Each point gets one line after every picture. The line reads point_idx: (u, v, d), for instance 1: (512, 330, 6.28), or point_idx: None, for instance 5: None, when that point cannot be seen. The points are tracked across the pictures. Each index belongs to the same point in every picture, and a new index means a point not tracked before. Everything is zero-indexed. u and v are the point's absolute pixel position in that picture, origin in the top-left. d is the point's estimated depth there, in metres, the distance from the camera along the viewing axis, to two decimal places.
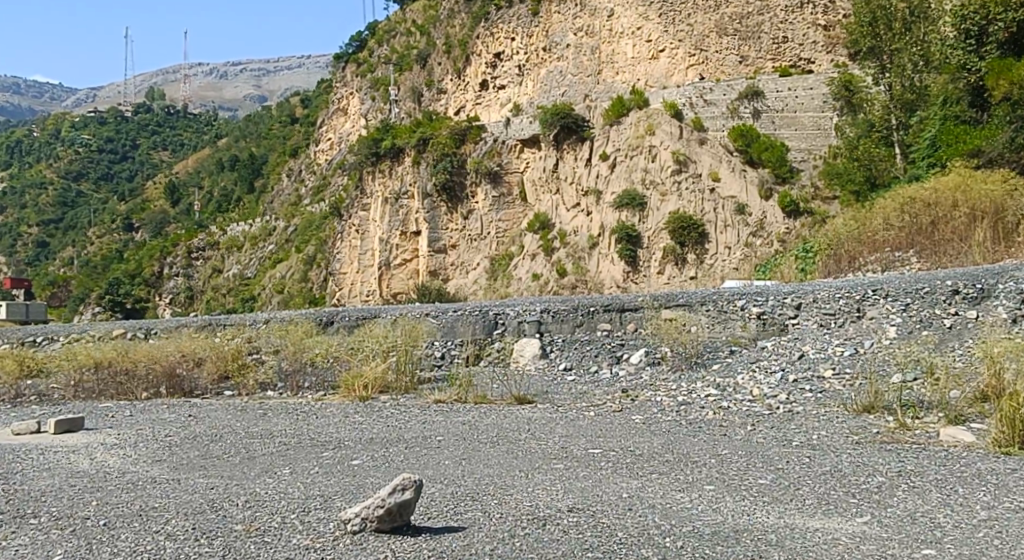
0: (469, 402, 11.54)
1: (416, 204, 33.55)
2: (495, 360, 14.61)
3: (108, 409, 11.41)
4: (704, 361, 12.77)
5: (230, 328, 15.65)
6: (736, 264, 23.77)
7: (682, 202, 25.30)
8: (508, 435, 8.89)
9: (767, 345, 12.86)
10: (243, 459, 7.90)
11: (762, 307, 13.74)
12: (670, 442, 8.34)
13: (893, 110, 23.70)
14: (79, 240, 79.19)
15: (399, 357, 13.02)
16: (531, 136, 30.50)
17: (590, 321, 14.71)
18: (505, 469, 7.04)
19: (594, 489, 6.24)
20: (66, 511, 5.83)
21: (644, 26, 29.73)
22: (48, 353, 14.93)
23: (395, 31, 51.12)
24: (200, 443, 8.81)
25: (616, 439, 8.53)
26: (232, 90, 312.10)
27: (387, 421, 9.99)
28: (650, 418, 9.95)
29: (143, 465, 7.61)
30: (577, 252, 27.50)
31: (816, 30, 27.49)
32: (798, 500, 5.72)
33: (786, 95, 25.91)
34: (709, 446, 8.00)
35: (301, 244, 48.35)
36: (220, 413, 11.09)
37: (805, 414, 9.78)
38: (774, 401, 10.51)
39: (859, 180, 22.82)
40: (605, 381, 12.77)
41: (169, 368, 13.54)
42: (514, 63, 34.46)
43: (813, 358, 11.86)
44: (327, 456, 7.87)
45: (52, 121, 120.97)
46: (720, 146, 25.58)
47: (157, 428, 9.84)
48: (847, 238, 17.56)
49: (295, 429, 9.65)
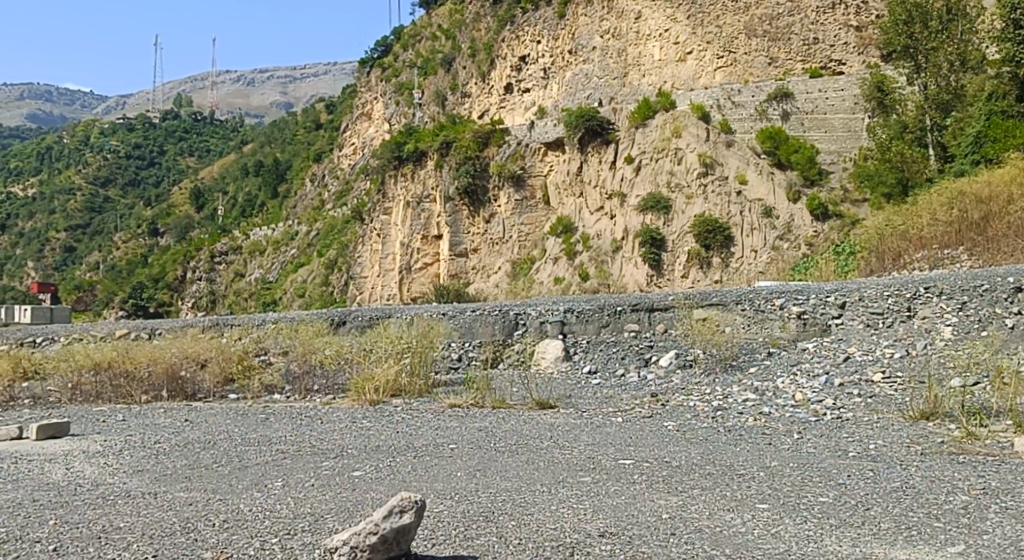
0: (488, 406, 10.71)
1: (438, 207, 32.83)
2: (515, 362, 13.75)
3: (100, 413, 10.62)
4: (740, 364, 11.87)
5: (237, 328, 14.93)
6: (763, 267, 22.79)
7: (707, 205, 24.41)
8: (529, 443, 8.05)
9: (809, 346, 11.94)
10: (233, 468, 7.11)
11: (803, 306, 12.81)
12: (710, 452, 7.45)
13: (927, 110, 23.13)
14: (105, 245, 79.11)
15: (412, 359, 12.22)
16: (555, 139, 29.59)
17: (617, 322, 13.86)
18: (525, 483, 6.18)
19: (631, 508, 5.40)
20: (16, 532, 5.04)
21: (672, 28, 28.85)
22: (46, 353, 14.22)
23: (419, 36, 50.54)
24: (191, 450, 8.03)
25: (650, 449, 7.68)
26: (258, 97, 314.59)
27: (397, 427, 9.18)
28: (686, 425, 9.09)
29: (121, 476, 6.82)
30: (600, 256, 26.58)
31: (848, 31, 26.27)
32: (872, 524, 4.85)
33: (816, 97, 24.53)
34: (754, 457, 7.13)
35: (323, 248, 47.78)
36: (220, 417, 10.29)
37: (858, 421, 8.88)
38: (821, 406, 9.62)
39: (891, 182, 21.58)
40: (633, 384, 11.89)
41: (171, 370, 12.75)
42: (538, 67, 33.71)
43: (860, 360, 10.93)
44: (325, 466, 7.06)
45: (81, 127, 121.63)
46: (746, 148, 24.65)
47: (147, 434, 9.08)
48: (893, 234, 16.75)
49: (297, 435, 8.87)
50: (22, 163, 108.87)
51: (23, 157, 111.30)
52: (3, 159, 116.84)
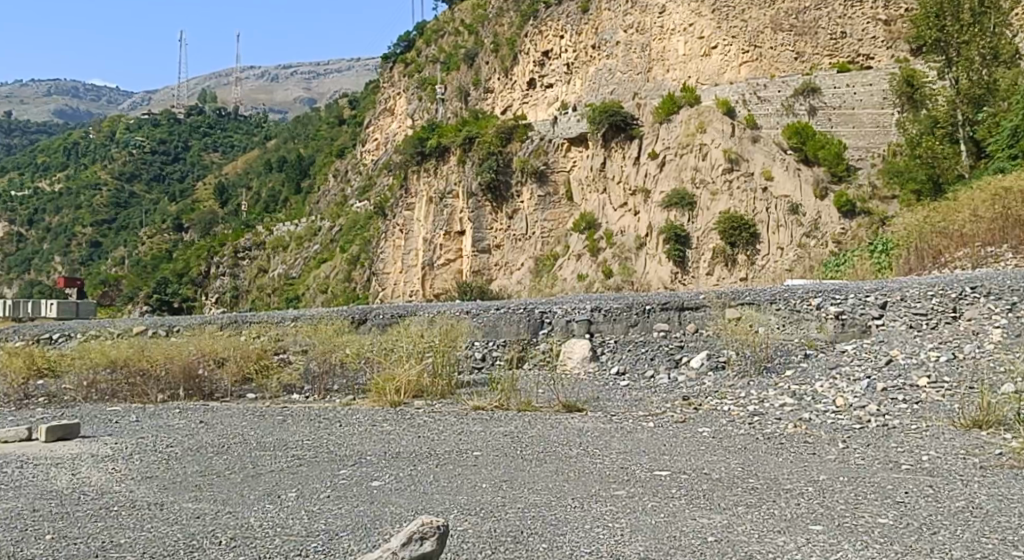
0: (513, 409, 10.30)
1: (461, 203, 32.45)
2: (540, 363, 13.32)
3: (114, 415, 10.31)
4: (776, 366, 11.36)
5: (256, 325, 14.61)
6: (790, 265, 22.20)
7: (733, 202, 23.85)
8: (557, 451, 7.61)
9: (848, 348, 11.43)
10: (246, 477, 6.73)
11: (841, 306, 12.31)
12: (751, 463, 6.97)
13: (959, 104, 21.54)
14: (131, 241, 79.52)
15: (435, 359, 11.82)
16: (578, 135, 29.16)
17: (645, 321, 13.39)
18: (555, 497, 5.76)
19: (673, 528, 4.95)
20: (8, 549, 4.69)
21: (697, 22, 28.05)
22: (63, 350, 13.95)
23: (442, 32, 50.18)
24: (205, 456, 7.67)
25: (686, 459, 7.19)
26: (283, 93, 315.92)
27: (419, 431, 8.79)
28: (721, 432, 8.62)
29: (129, 484, 6.47)
30: (624, 253, 26.06)
31: (877, 24, 25.36)
32: (942, 552, 4.40)
33: (844, 92, 24.02)
34: (799, 470, 6.63)
35: (345, 244, 47.60)
36: (235, 419, 9.97)
37: (905, 429, 8.38)
38: (864, 412, 9.12)
39: (921, 179, 20.99)
40: (663, 387, 11.43)
41: (188, 368, 12.47)
42: (561, 62, 33.22)
43: (904, 363, 10.40)
44: (342, 475, 6.67)
45: (107, 123, 122.51)
46: (773, 143, 24.03)
47: (160, 437, 8.75)
48: (931, 231, 16.15)
49: (314, 439, 8.48)
50: (50, 158, 109.88)
51: (51, 152, 112.30)
52: (31, 155, 118.04)
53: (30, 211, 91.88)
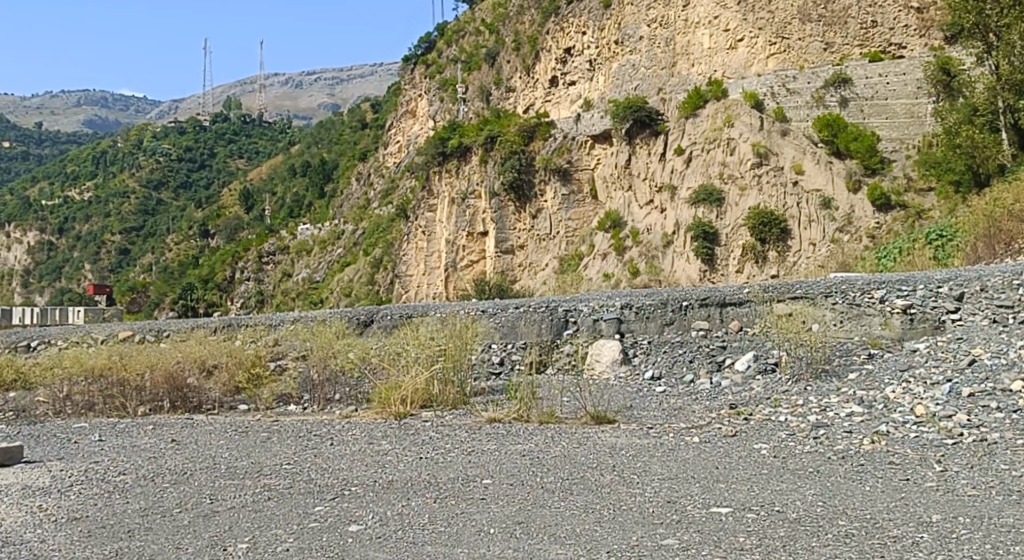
0: (534, 422, 8.90)
1: (482, 203, 31.06)
2: (564, 367, 11.90)
3: (78, 433, 9.00)
4: (835, 369, 9.80)
5: (251, 329, 13.31)
6: (824, 260, 20.55)
7: (762, 197, 22.27)
8: (587, 478, 6.17)
9: (920, 347, 9.91)
10: (195, 518, 5.35)
11: (909, 299, 10.85)
12: (832, 495, 5.49)
13: (1000, 90, 19.80)
14: (159, 248, 79.04)
15: (445, 363, 10.43)
16: (602, 131, 27.65)
17: (682, 319, 11.95)
18: (585, 551, 4.34)
19: None
20: None
21: (722, 14, 26.43)
22: (37, 360, 12.72)
23: (462, 31, 48.71)
24: (156, 488, 6.29)
25: (748, 489, 5.71)
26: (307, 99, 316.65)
27: (422, 451, 7.41)
28: (783, 451, 7.14)
29: (43, 531, 5.10)
30: (651, 251, 24.49)
31: (908, 12, 23.71)
32: None
33: (876, 82, 22.34)
34: (899, 506, 5.11)
35: (368, 247, 46.38)
36: (212, 437, 8.58)
37: (1012, 446, 6.87)
38: (954, 424, 7.60)
39: (960, 168, 19.38)
40: (705, 394, 9.97)
41: (172, 377, 11.11)
42: (583, 58, 31.71)
43: (990, 364, 8.84)
44: (315, 515, 5.28)
45: (135, 131, 122.58)
46: (803, 136, 22.44)
47: (119, 461, 7.44)
48: (1004, 214, 14.55)
49: (296, 464, 7.08)
50: (77, 167, 109.54)
51: (79, 161, 112.40)
52: (60, 164, 118.14)
53: (59, 221, 91.74)
